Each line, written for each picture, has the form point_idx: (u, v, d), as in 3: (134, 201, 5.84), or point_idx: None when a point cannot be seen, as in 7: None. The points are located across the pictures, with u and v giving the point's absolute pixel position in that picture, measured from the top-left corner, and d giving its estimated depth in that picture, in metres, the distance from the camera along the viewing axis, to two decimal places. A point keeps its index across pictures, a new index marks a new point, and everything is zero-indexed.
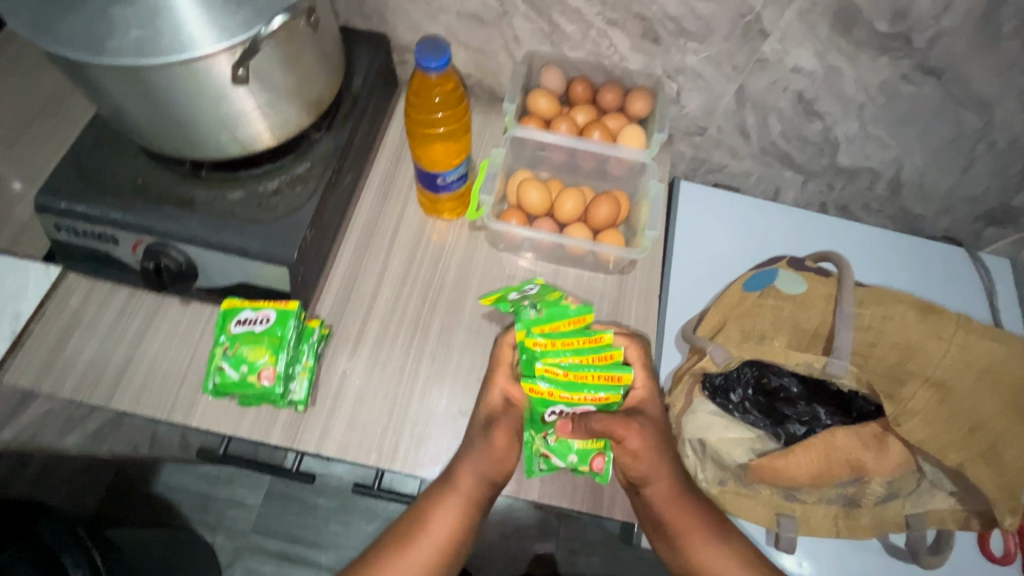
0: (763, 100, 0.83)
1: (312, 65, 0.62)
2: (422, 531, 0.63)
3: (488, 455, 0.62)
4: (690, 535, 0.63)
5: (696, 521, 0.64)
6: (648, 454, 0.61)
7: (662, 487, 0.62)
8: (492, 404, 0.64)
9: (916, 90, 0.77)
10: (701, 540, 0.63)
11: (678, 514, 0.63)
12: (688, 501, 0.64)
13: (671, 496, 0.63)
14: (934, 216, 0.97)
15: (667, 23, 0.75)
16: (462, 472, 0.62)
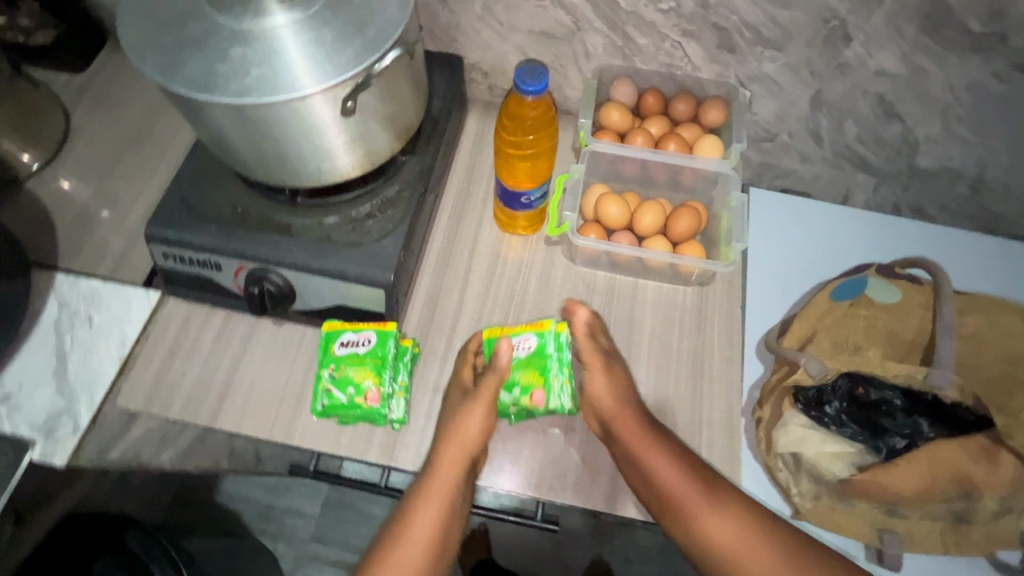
0: (841, 104, 0.82)
1: (406, 93, 0.64)
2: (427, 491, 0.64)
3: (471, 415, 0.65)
4: (688, 497, 0.64)
5: (689, 481, 0.64)
6: (616, 395, 0.69)
7: (641, 443, 0.65)
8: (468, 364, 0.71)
9: (1009, 90, 0.75)
10: (697, 499, 0.64)
11: (668, 477, 0.64)
12: (674, 458, 0.65)
13: (651, 454, 0.65)
14: (1020, 217, 0.93)
15: (745, 31, 0.75)
16: (445, 442, 0.65)
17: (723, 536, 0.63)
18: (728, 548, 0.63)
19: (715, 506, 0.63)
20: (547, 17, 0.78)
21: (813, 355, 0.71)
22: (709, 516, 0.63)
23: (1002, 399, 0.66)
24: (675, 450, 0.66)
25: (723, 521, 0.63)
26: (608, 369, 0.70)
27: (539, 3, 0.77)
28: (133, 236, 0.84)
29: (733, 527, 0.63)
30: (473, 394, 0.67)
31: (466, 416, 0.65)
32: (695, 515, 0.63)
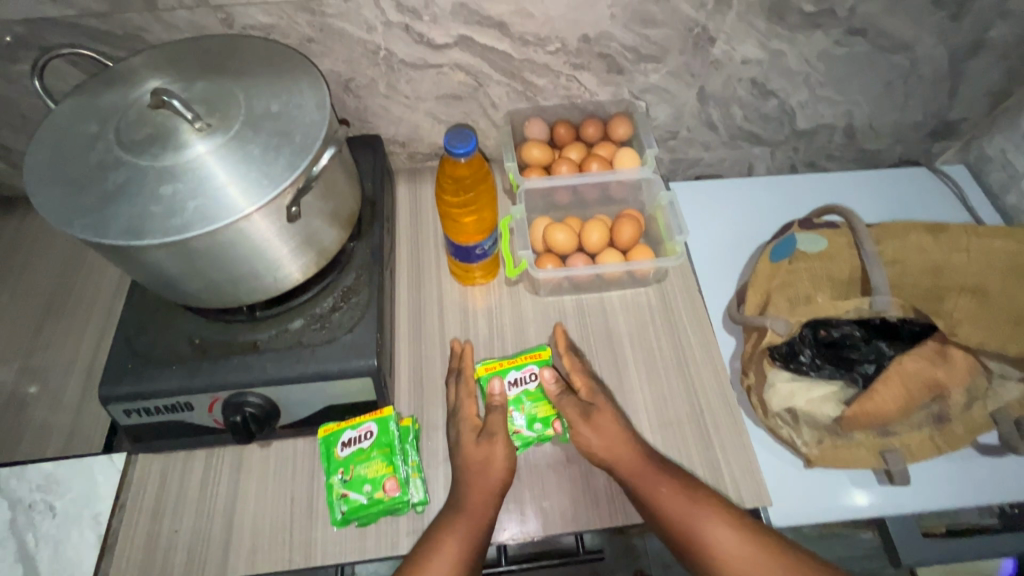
0: (723, 94, 0.92)
1: (341, 184, 0.65)
2: (435, 551, 0.60)
3: (484, 461, 0.65)
4: (643, 480, 0.64)
5: (650, 463, 0.66)
6: (608, 417, 0.68)
7: (605, 427, 0.67)
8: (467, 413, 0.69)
9: (849, 50, 0.87)
10: (660, 481, 0.64)
11: (665, 498, 0.63)
12: (629, 442, 0.67)
13: (612, 442, 0.67)
14: (889, 147, 1.08)
15: (626, 53, 0.82)
16: (468, 492, 0.64)
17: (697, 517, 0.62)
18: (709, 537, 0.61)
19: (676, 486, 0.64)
20: (449, 81, 0.83)
21: (776, 315, 0.75)
22: (684, 510, 0.62)
23: (936, 304, 0.75)
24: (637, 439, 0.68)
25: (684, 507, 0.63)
26: (591, 419, 0.67)
27: (439, 71, 0.81)
28: (75, 408, 0.76)
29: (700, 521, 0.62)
30: (494, 435, 0.65)
31: (489, 459, 0.65)
32: (655, 496, 0.63)
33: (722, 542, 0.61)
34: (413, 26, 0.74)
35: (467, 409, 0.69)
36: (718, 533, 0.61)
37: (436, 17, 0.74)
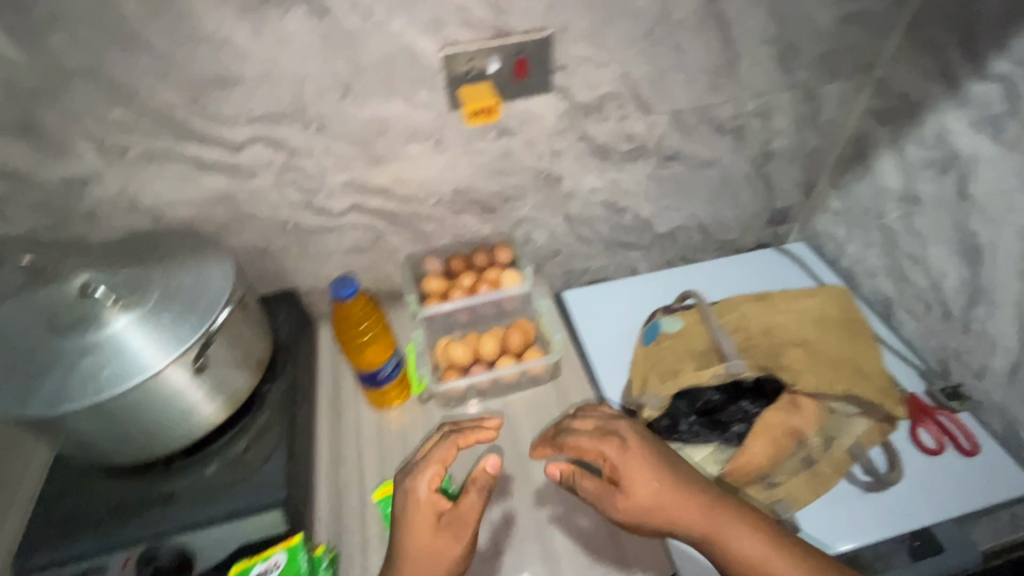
0: (584, 216, 1.12)
1: (248, 336, 0.77)
2: None
3: (439, 551, 0.66)
4: (720, 532, 0.66)
5: (719, 515, 0.68)
6: (641, 466, 0.69)
7: (644, 495, 0.67)
8: (422, 500, 0.69)
9: (671, 171, 1.09)
10: (735, 532, 0.66)
11: (740, 546, 0.65)
12: (689, 496, 0.68)
13: (654, 510, 0.67)
14: (740, 236, 1.30)
15: (494, 197, 1.02)
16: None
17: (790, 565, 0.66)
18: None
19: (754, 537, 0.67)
20: (352, 237, 0.99)
21: (652, 392, 0.87)
22: (761, 555, 0.65)
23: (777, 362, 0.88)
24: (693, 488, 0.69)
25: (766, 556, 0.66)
26: (621, 480, 0.68)
27: (341, 231, 0.98)
28: None
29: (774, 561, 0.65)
30: (459, 526, 0.68)
31: (440, 546, 0.67)
32: (731, 549, 0.66)
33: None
34: (312, 201, 0.92)
35: (426, 492, 0.69)
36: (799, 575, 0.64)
37: (330, 193, 0.92)
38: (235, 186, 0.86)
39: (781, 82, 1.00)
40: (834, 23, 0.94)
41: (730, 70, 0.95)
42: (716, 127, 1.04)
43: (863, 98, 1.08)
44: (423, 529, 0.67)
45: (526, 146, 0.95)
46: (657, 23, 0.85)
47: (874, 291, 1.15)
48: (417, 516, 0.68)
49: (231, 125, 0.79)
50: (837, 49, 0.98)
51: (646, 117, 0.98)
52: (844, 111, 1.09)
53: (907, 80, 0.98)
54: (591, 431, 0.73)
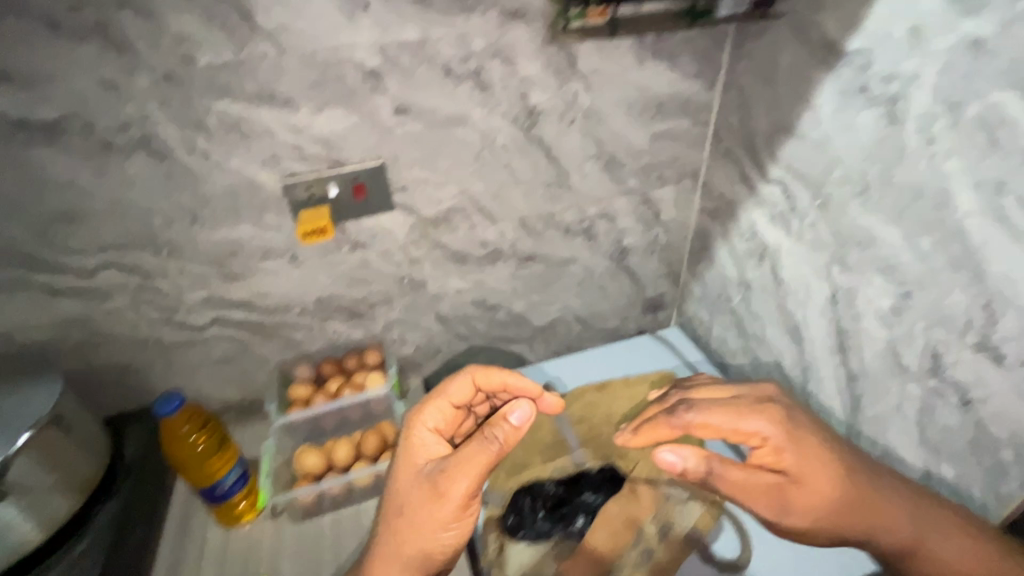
0: (456, 315, 1.18)
1: (73, 454, 0.77)
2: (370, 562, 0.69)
3: (429, 499, 0.66)
4: (912, 537, 0.71)
5: (921, 515, 0.71)
6: (799, 459, 0.71)
7: (813, 501, 0.71)
8: (424, 445, 0.72)
9: (533, 270, 1.18)
10: (924, 530, 0.71)
11: (915, 538, 0.70)
12: (870, 484, 0.72)
13: (834, 502, 0.71)
14: (620, 325, 1.37)
15: (360, 303, 1.08)
16: (404, 521, 0.67)
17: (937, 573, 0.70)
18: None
19: (945, 539, 0.70)
20: (219, 349, 1.03)
21: (494, 488, 0.88)
22: (939, 543, 0.70)
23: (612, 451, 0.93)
24: (889, 490, 0.72)
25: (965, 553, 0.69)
26: (742, 468, 0.71)
27: (206, 343, 1.01)
28: None
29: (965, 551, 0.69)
30: (439, 488, 0.66)
31: (435, 503, 0.66)
32: (908, 548, 0.72)
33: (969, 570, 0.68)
34: (173, 317, 0.96)
35: (427, 428, 0.74)
36: (957, 555, 0.69)
37: (190, 308, 0.96)
38: (89, 309, 0.90)
39: (615, 189, 1.13)
40: (648, 140, 1.08)
41: (563, 182, 1.07)
42: (564, 230, 1.15)
43: (696, 198, 1.21)
44: (414, 471, 0.70)
45: (382, 256, 1.03)
46: (482, 148, 0.97)
47: (737, 371, 1.21)
48: (416, 454, 0.72)
49: (81, 256, 0.85)
50: (658, 161, 1.12)
51: (495, 225, 1.08)
52: (682, 210, 1.21)
53: (722, 183, 1.12)
54: (804, 420, 0.74)
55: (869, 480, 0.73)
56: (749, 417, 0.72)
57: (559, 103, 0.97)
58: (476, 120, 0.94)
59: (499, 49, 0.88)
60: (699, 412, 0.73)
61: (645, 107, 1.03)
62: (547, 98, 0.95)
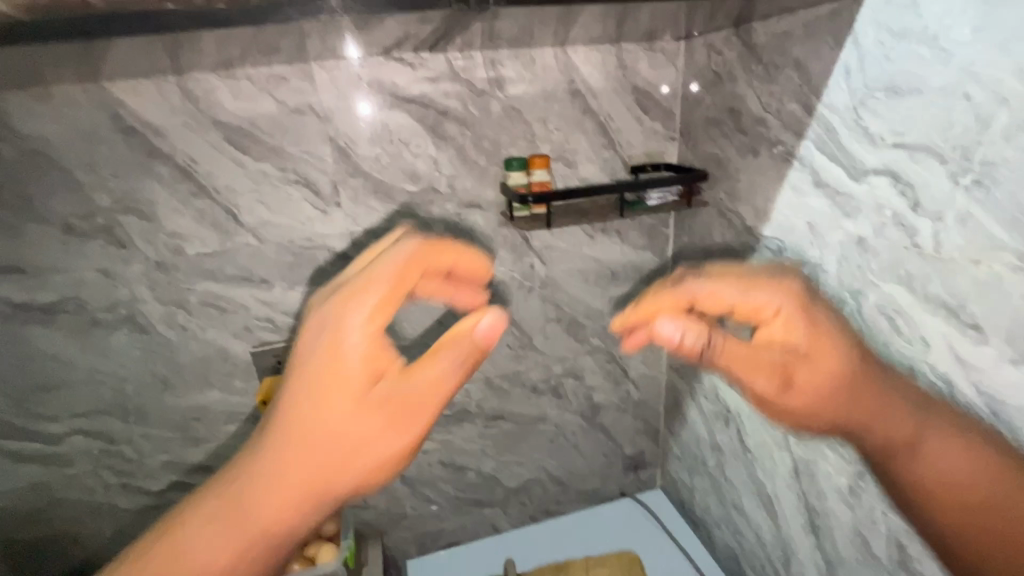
0: (423, 476, 1.15)
1: None
2: (176, 574, 0.41)
3: (361, 424, 0.43)
4: (919, 429, 0.54)
5: (927, 422, 0.55)
6: (802, 318, 0.57)
7: (813, 381, 0.55)
8: (334, 348, 0.44)
9: (501, 429, 1.17)
10: (932, 426, 0.55)
11: (907, 427, 0.54)
12: (865, 370, 0.57)
13: (841, 387, 0.55)
14: (600, 486, 1.31)
15: None
16: (325, 454, 0.42)
17: (940, 492, 0.51)
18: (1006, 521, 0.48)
19: (965, 454, 0.52)
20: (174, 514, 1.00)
21: None
22: (939, 446, 0.53)
23: None
24: (900, 395, 0.56)
25: (974, 471, 0.51)
26: (733, 340, 0.56)
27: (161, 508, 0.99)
28: None
29: (971, 458, 0.52)
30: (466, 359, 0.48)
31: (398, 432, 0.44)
32: (915, 448, 0.53)
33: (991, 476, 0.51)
34: (131, 481, 0.95)
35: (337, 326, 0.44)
36: (969, 464, 0.52)
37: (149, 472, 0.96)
38: (50, 473, 0.91)
39: (580, 349, 1.16)
40: (607, 303, 1.14)
41: (527, 343, 1.12)
42: (531, 388, 1.16)
43: (664, 355, 1.23)
44: (320, 381, 0.43)
45: None
46: None
47: (722, 544, 1.12)
48: (322, 364, 0.44)
49: (52, 422, 0.88)
50: None
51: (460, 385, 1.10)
52: (650, 367, 1.23)
53: None
54: (825, 309, 0.58)
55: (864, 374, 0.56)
56: (756, 290, 0.58)
57: (516, 274, 1.05)
58: None
59: (458, 232, 0.98)
60: (699, 283, 0.60)
61: (600, 275, 1.11)
62: (505, 271, 1.04)
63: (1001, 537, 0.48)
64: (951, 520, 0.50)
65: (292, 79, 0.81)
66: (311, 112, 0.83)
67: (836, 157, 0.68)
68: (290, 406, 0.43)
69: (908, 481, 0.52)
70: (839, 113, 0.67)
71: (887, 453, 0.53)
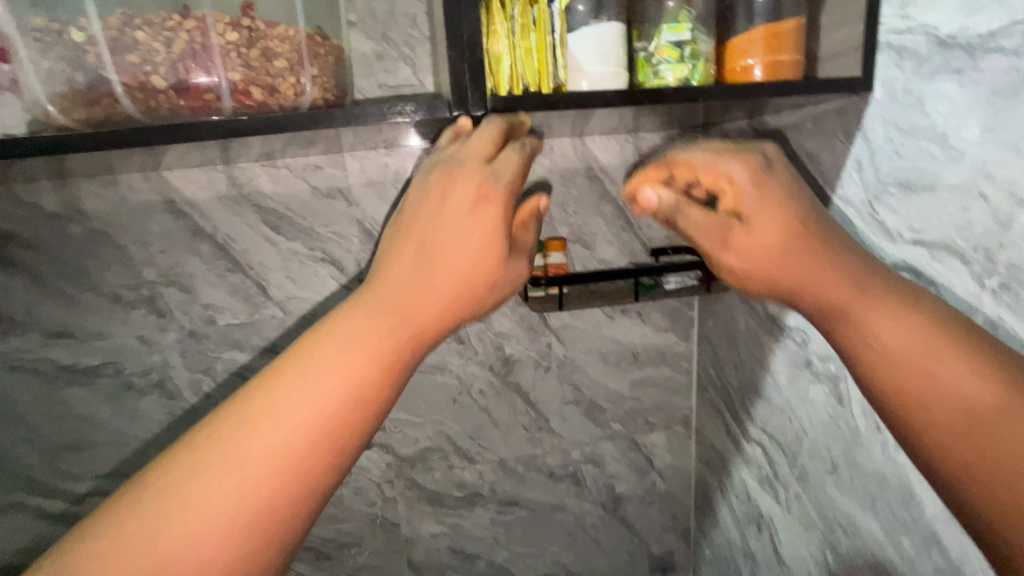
0: (430, 562, 1.09)
1: None
2: (283, 390, 0.49)
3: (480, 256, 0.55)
4: (850, 304, 0.55)
5: (864, 291, 0.55)
6: (762, 186, 0.57)
7: (747, 246, 0.58)
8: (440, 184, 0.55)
9: (515, 515, 1.11)
10: (870, 301, 0.55)
11: (836, 291, 0.56)
12: (807, 238, 0.57)
13: (779, 252, 0.57)
14: None
15: (328, 543, 1.04)
16: (425, 291, 0.53)
17: (888, 369, 0.54)
18: (939, 381, 0.51)
19: (906, 329, 0.53)
20: None
21: None
22: (871, 318, 0.54)
23: None
24: (795, 214, 0.57)
25: (991, 393, 0.49)
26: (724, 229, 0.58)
27: None
28: None
29: (919, 340, 0.52)
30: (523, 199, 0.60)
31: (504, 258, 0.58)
32: (862, 323, 0.55)
33: (949, 371, 0.50)
34: None
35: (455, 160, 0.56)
36: (898, 336, 0.53)
37: None
38: (68, 533, 0.93)
39: (600, 434, 1.11)
40: (629, 387, 1.09)
41: (544, 425, 1.08)
42: (548, 473, 1.11)
43: (692, 445, 1.15)
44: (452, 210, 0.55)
45: (356, 494, 1.02)
46: (459, 393, 1.02)
47: None
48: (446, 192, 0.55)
49: (77, 480, 0.92)
50: (642, 406, 1.11)
51: (473, 466, 1.07)
52: (678, 457, 1.15)
53: (712, 434, 1.08)
54: (785, 181, 0.58)
55: (790, 222, 0.57)
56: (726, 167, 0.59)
57: (533, 353, 1.04)
58: (453, 368, 1.01)
59: None
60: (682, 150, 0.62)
61: (621, 357, 1.07)
62: (521, 349, 1.03)
63: (965, 442, 0.49)
64: (885, 394, 0.54)
65: (325, 167, 0.88)
66: (340, 196, 0.90)
67: None
68: (426, 245, 0.54)
69: (873, 381, 0.55)
70: (856, 208, 0.65)
71: (826, 317, 0.57)
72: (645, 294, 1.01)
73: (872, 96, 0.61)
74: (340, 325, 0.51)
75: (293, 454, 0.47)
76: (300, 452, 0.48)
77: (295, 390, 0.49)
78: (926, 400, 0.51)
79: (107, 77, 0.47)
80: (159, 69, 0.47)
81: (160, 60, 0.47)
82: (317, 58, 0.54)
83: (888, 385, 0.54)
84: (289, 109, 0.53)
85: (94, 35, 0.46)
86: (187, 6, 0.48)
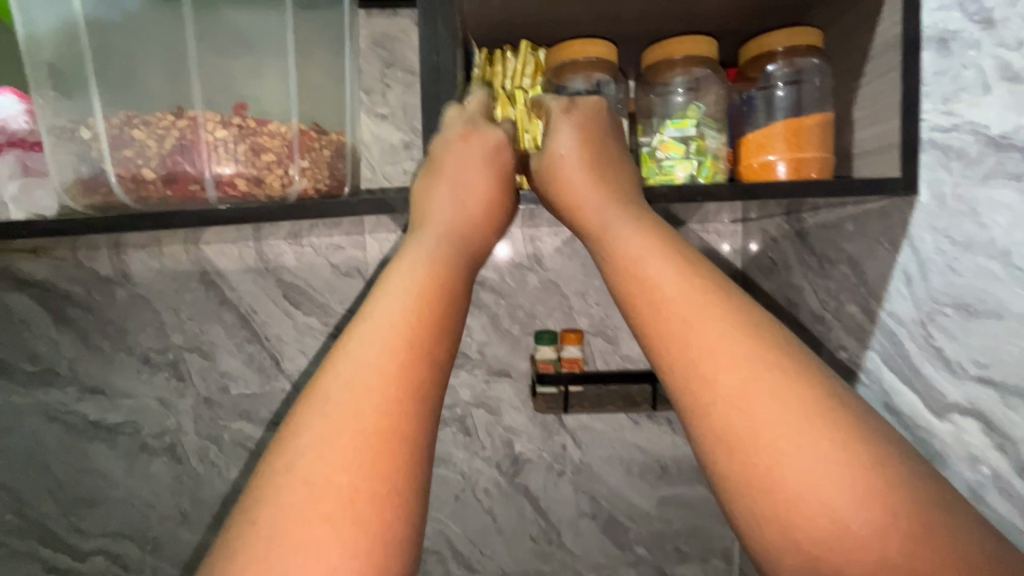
0: None
1: None
2: (356, 337, 0.43)
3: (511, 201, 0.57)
4: (621, 252, 0.50)
5: (666, 248, 0.49)
6: (584, 149, 0.56)
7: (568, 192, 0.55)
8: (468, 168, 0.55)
9: None
10: (658, 257, 0.48)
11: (640, 255, 0.49)
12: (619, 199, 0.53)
13: (590, 198, 0.54)
14: None
15: None
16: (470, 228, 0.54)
17: (685, 345, 0.44)
18: (731, 399, 0.41)
19: (703, 309, 0.45)
20: None
21: None
22: (646, 273, 0.48)
23: None
24: (631, 203, 0.53)
25: (774, 415, 0.40)
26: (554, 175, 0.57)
27: None
28: None
29: (700, 316, 0.44)
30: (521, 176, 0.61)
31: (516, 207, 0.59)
32: (633, 275, 0.48)
33: (722, 353, 0.42)
34: None
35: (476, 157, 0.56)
36: (679, 298, 0.46)
37: None
38: None
39: (620, 558, 0.96)
40: (655, 505, 0.95)
41: (555, 538, 0.96)
42: None
43: None
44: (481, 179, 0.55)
45: None
46: (462, 490, 0.95)
47: None
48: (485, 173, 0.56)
49: (83, 537, 0.94)
50: (671, 530, 0.95)
51: None
52: None
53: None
54: (605, 142, 0.58)
55: (608, 188, 0.54)
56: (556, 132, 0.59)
57: (545, 454, 0.94)
58: (458, 461, 0.94)
59: (483, 400, 0.93)
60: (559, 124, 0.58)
61: (646, 468, 0.95)
62: (532, 449, 0.94)
63: (744, 439, 0.40)
64: (663, 348, 0.45)
65: (346, 247, 0.91)
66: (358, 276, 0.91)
67: (910, 382, 0.54)
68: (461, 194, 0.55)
69: (674, 379, 0.44)
70: (906, 326, 0.54)
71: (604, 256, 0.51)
72: (664, 402, 0.88)
73: (917, 199, 0.52)
74: (391, 286, 0.46)
75: (394, 364, 0.42)
76: (386, 387, 0.40)
77: (350, 360, 0.42)
78: (721, 407, 0.41)
79: (104, 171, 0.54)
80: (150, 163, 0.53)
81: (150, 155, 0.53)
82: (309, 151, 0.57)
83: (667, 346, 0.45)
84: (274, 200, 0.56)
85: (97, 132, 0.53)
86: (182, 107, 0.54)
